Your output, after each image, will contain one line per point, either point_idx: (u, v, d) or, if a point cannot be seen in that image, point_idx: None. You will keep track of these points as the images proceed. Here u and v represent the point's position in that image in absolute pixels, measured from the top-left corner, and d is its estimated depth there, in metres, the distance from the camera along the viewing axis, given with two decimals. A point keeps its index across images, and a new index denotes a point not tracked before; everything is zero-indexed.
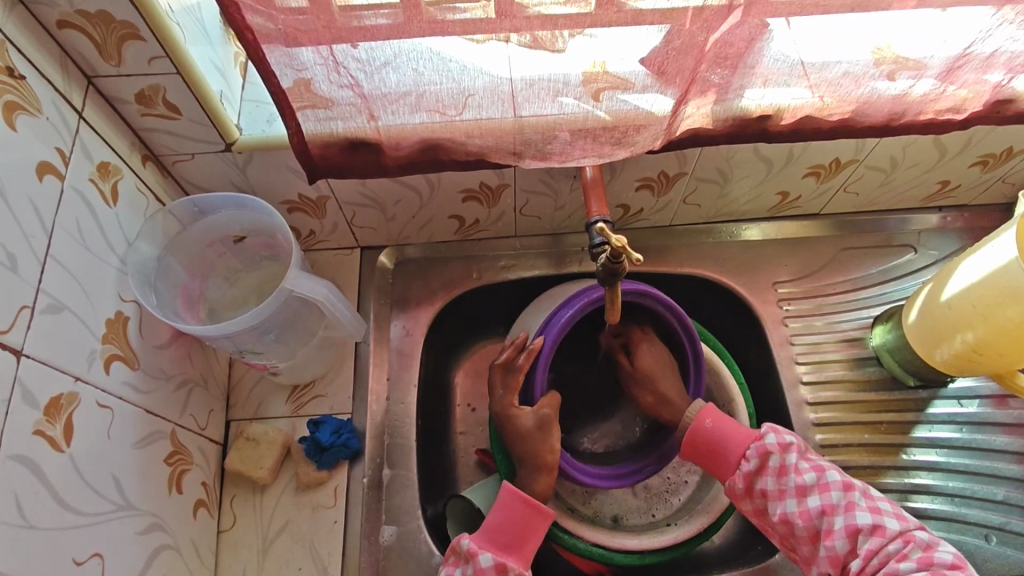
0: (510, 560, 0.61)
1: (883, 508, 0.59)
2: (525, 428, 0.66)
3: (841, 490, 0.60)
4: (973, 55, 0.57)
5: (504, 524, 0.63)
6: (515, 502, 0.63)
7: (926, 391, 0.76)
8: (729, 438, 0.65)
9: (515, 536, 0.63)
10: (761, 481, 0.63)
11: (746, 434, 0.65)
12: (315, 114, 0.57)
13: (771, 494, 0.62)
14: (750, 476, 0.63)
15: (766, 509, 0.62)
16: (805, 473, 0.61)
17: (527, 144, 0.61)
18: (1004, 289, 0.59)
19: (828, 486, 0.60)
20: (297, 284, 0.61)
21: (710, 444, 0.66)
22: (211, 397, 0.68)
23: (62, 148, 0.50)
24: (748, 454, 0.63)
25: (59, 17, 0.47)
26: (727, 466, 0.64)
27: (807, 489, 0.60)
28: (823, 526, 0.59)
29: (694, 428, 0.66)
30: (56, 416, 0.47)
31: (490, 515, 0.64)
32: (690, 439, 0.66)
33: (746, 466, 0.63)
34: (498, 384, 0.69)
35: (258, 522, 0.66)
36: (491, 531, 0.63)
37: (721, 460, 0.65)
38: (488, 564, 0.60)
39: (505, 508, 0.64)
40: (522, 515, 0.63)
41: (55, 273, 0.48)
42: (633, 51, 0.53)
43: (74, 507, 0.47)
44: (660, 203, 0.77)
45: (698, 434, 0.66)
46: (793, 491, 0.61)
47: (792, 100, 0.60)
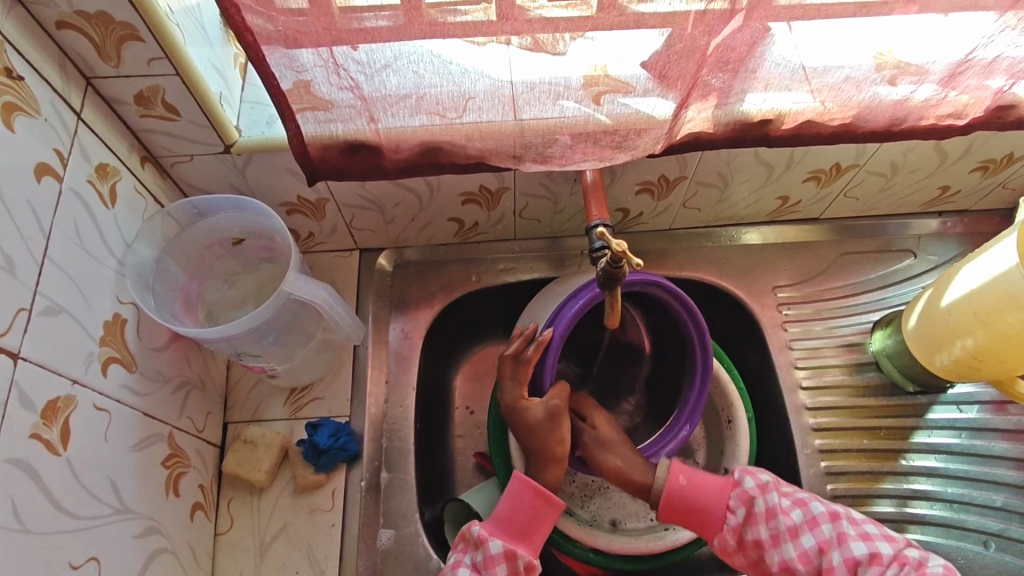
0: (520, 548, 0.61)
1: (871, 531, 0.59)
2: (534, 420, 0.64)
3: (830, 522, 0.59)
4: (974, 61, 0.57)
5: (512, 513, 0.63)
6: (526, 491, 0.63)
7: (925, 397, 0.76)
8: (706, 496, 0.63)
9: (525, 525, 0.63)
10: (751, 530, 0.61)
11: (720, 482, 0.63)
12: (315, 116, 0.57)
13: (765, 541, 0.60)
14: (739, 528, 0.61)
15: (762, 558, 0.61)
16: (791, 512, 0.60)
17: (528, 147, 0.61)
18: (1003, 294, 0.59)
19: (816, 521, 0.60)
20: (296, 287, 0.60)
21: (689, 504, 0.63)
22: (209, 399, 0.67)
23: (60, 149, 0.50)
24: (732, 505, 0.62)
25: (58, 17, 0.46)
26: (714, 524, 0.62)
27: (798, 529, 0.59)
28: (823, 565, 0.58)
29: (669, 494, 0.63)
30: (53, 419, 0.46)
31: (500, 504, 0.64)
32: (668, 504, 0.63)
33: (732, 520, 0.62)
34: (506, 376, 0.66)
35: (256, 525, 0.66)
36: (500, 519, 0.63)
37: (707, 518, 0.62)
38: (497, 551, 0.60)
39: (515, 497, 0.64)
40: (532, 504, 0.63)
41: (53, 275, 0.48)
42: (634, 55, 0.53)
43: (71, 511, 0.47)
44: (660, 207, 0.77)
45: (674, 500, 0.63)
46: (786, 534, 0.59)
47: (793, 104, 0.60)
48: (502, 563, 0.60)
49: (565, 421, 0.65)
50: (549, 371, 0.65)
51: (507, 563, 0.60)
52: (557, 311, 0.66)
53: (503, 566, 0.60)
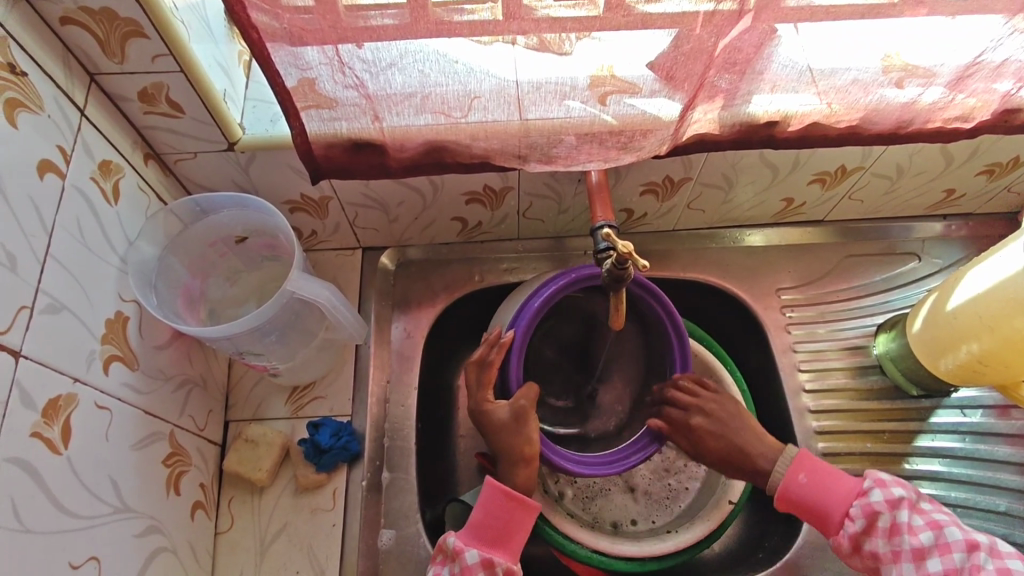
0: (497, 555, 0.61)
1: (1015, 568, 0.52)
2: (499, 421, 0.64)
3: (964, 551, 0.54)
4: (983, 64, 0.56)
5: (487, 519, 0.62)
6: (495, 497, 0.63)
7: (929, 401, 0.76)
8: (830, 497, 0.60)
9: (499, 531, 0.62)
10: (871, 541, 0.58)
11: (848, 487, 0.60)
12: (319, 114, 0.56)
13: (884, 555, 0.57)
14: (858, 536, 0.58)
15: (879, 569, 0.58)
16: (919, 533, 0.56)
17: (533, 147, 0.60)
18: (1010, 299, 0.59)
19: (948, 548, 0.55)
20: (299, 286, 0.60)
21: (809, 501, 0.61)
22: (210, 397, 0.67)
23: (63, 146, 0.49)
24: (853, 514, 0.59)
25: (63, 13, 0.46)
26: (831, 528, 0.60)
27: (925, 551, 0.55)
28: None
29: (789, 485, 0.62)
30: (54, 418, 0.46)
31: (474, 511, 0.64)
32: (788, 500, 0.62)
33: (851, 527, 0.59)
34: (471, 380, 0.66)
35: (256, 524, 0.66)
36: (475, 527, 0.62)
37: (823, 520, 0.60)
38: (473, 562, 0.59)
39: (487, 504, 0.63)
40: (504, 509, 0.62)
41: (55, 272, 0.47)
42: (641, 55, 0.52)
43: (71, 510, 0.47)
44: (664, 208, 0.77)
45: (794, 492, 0.62)
46: (908, 553, 0.56)
47: (800, 106, 0.60)
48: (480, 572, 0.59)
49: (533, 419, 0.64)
50: (516, 374, 0.65)
51: (485, 572, 0.59)
52: (517, 313, 0.66)
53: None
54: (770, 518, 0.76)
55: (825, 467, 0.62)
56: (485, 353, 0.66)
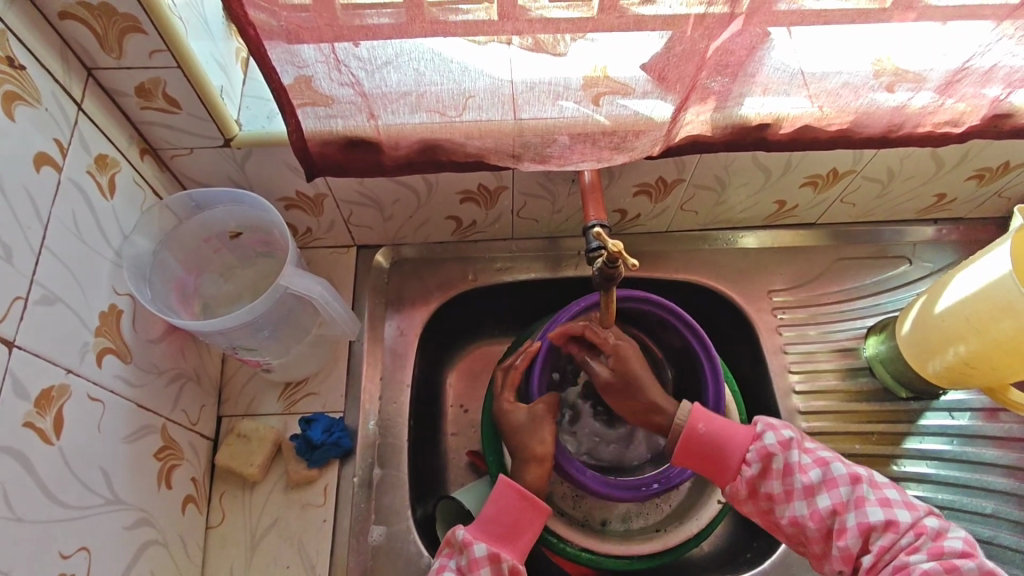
0: (504, 552, 0.60)
1: (891, 497, 0.57)
2: (516, 424, 0.67)
3: (848, 484, 0.57)
4: (971, 70, 0.57)
5: (498, 516, 0.63)
6: (510, 495, 0.63)
7: (917, 403, 0.77)
8: (726, 442, 0.61)
9: (510, 529, 0.62)
10: (766, 483, 0.59)
11: (742, 432, 0.61)
12: (315, 112, 0.57)
13: (777, 496, 0.59)
14: (754, 480, 0.59)
15: (771, 511, 0.59)
16: (809, 471, 0.58)
17: (526, 147, 0.61)
18: (997, 303, 0.59)
19: (835, 482, 0.58)
20: (293, 282, 0.60)
21: (705, 450, 0.61)
22: (203, 392, 0.68)
23: (60, 140, 0.50)
24: (750, 459, 0.60)
25: (61, 8, 0.46)
26: (729, 472, 0.60)
27: (813, 488, 0.58)
28: (835, 525, 0.56)
29: (686, 435, 0.61)
30: (47, 408, 0.46)
31: (486, 507, 0.64)
32: (685, 450, 0.62)
33: (748, 471, 0.60)
34: (497, 383, 0.71)
35: (247, 519, 0.66)
36: (485, 522, 0.62)
37: (725, 467, 0.60)
38: (481, 555, 0.59)
39: (499, 501, 0.63)
40: (518, 508, 0.63)
41: (50, 264, 0.48)
42: (634, 57, 0.53)
43: (62, 500, 0.47)
44: (658, 209, 0.77)
45: (690, 443, 0.61)
46: (800, 491, 0.58)
47: (791, 109, 0.60)
48: (487, 566, 0.59)
49: (547, 425, 0.66)
50: (538, 380, 0.70)
51: (491, 566, 0.59)
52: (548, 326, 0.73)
53: (487, 569, 0.59)
54: None
55: (718, 415, 0.62)
56: (514, 360, 0.71)
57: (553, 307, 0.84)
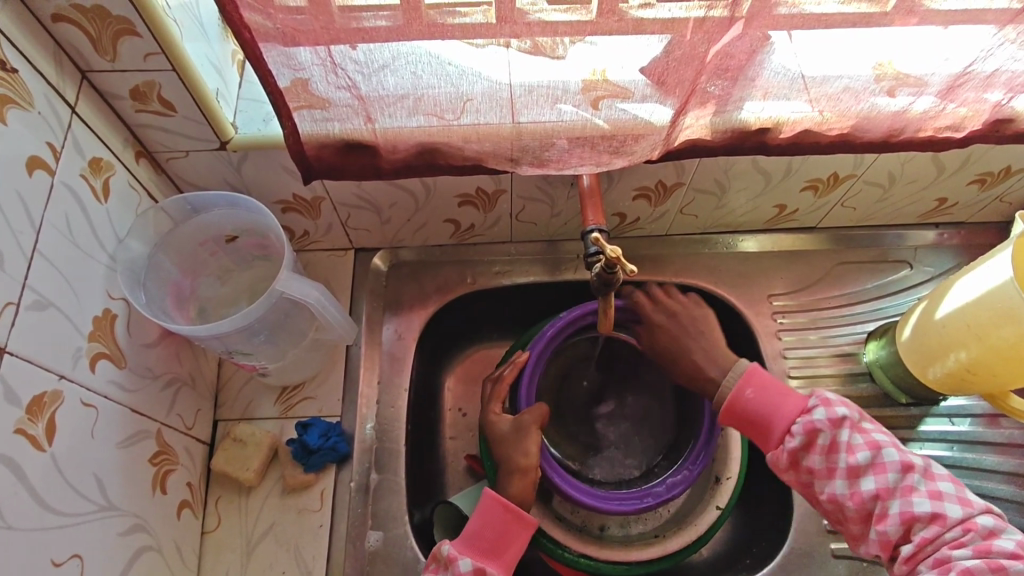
0: (490, 566, 0.59)
1: (944, 490, 0.53)
2: (501, 432, 0.67)
3: (898, 471, 0.54)
4: (973, 74, 0.57)
5: (483, 529, 0.61)
6: (496, 508, 0.61)
7: (917, 409, 0.76)
8: (773, 409, 0.59)
9: (496, 543, 0.61)
10: (808, 458, 0.57)
11: (792, 402, 0.59)
12: (311, 114, 0.56)
13: (818, 472, 0.56)
14: (796, 452, 0.57)
15: (810, 485, 0.57)
16: (858, 453, 0.55)
17: (525, 150, 0.61)
18: (999, 309, 0.59)
19: (884, 467, 0.55)
20: (288, 286, 0.60)
21: (752, 414, 0.60)
22: (199, 397, 0.67)
23: (53, 144, 0.49)
24: (793, 430, 0.58)
25: (54, 10, 0.46)
26: (772, 438, 0.59)
27: (859, 469, 0.55)
28: (876, 510, 0.54)
29: (733, 397, 0.61)
30: (39, 414, 0.46)
31: (471, 521, 0.62)
32: (730, 410, 0.61)
33: (790, 442, 0.57)
34: (486, 395, 0.70)
35: (243, 523, 0.66)
36: (470, 537, 0.61)
37: (765, 433, 0.59)
38: (466, 569, 0.57)
39: (485, 514, 0.62)
40: (503, 521, 0.61)
41: (42, 269, 0.47)
42: (633, 60, 0.52)
43: (54, 507, 0.47)
44: (657, 213, 0.77)
45: (737, 404, 0.61)
46: (844, 472, 0.55)
47: (792, 113, 0.60)
48: None
49: (531, 435, 0.65)
50: (527, 391, 0.69)
51: None
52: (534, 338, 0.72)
53: None
54: (758, 525, 0.76)
55: (772, 384, 0.61)
56: (502, 371, 0.71)
57: (552, 311, 0.84)
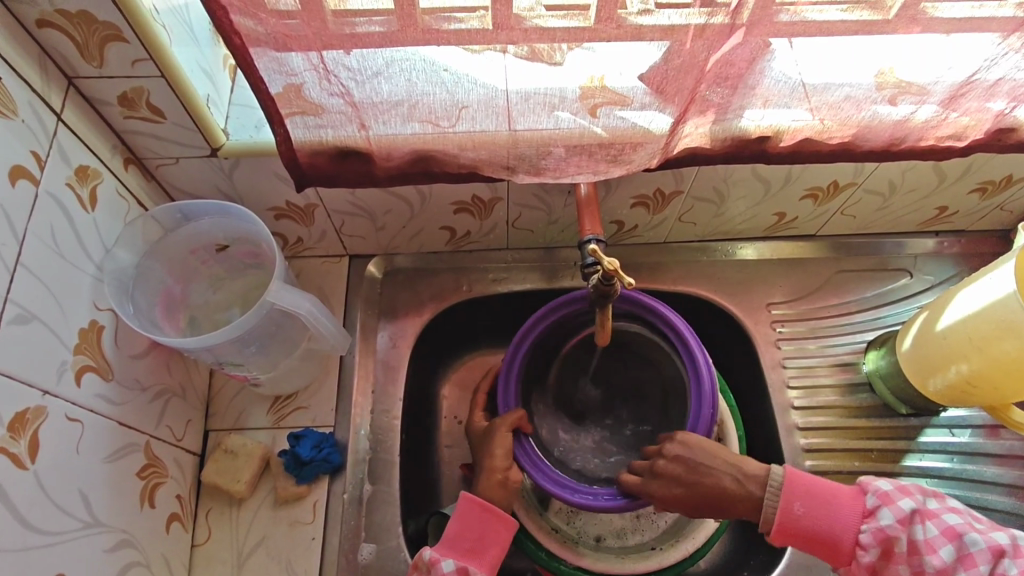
0: (473, 566, 0.58)
1: None
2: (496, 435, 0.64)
3: (990, 561, 0.50)
4: (976, 83, 0.56)
5: (462, 532, 0.61)
6: (472, 510, 0.61)
7: (917, 419, 0.76)
8: (829, 525, 0.55)
9: (475, 544, 0.60)
10: (891, 567, 0.53)
11: (846, 509, 0.55)
12: (304, 121, 0.55)
13: None
14: (874, 565, 0.54)
15: None
16: (940, 550, 0.51)
17: (521, 159, 0.60)
18: (1001, 322, 0.58)
19: (972, 560, 0.50)
20: (280, 297, 0.59)
21: (809, 535, 0.56)
22: (189, 406, 0.66)
23: (38, 152, 0.48)
24: (864, 541, 0.54)
25: (38, 16, 0.45)
26: (843, 555, 0.55)
27: (949, 570, 0.51)
28: None
29: (783, 519, 0.56)
30: (20, 431, 0.45)
31: (449, 525, 0.62)
32: (785, 533, 0.57)
33: (865, 557, 0.54)
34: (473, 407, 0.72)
35: (234, 537, 0.65)
36: (450, 540, 0.60)
37: (832, 550, 0.55)
38: (448, 570, 0.57)
39: (463, 517, 0.61)
40: (480, 521, 0.61)
41: (25, 281, 0.46)
42: (631, 67, 0.51)
43: (37, 527, 0.46)
44: (656, 220, 0.76)
45: (789, 528, 0.56)
46: None
47: (792, 122, 0.59)
48: None
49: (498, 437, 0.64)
50: (505, 397, 0.67)
51: None
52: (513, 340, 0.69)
53: None
54: (756, 536, 0.75)
55: (816, 489, 0.56)
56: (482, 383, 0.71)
57: None
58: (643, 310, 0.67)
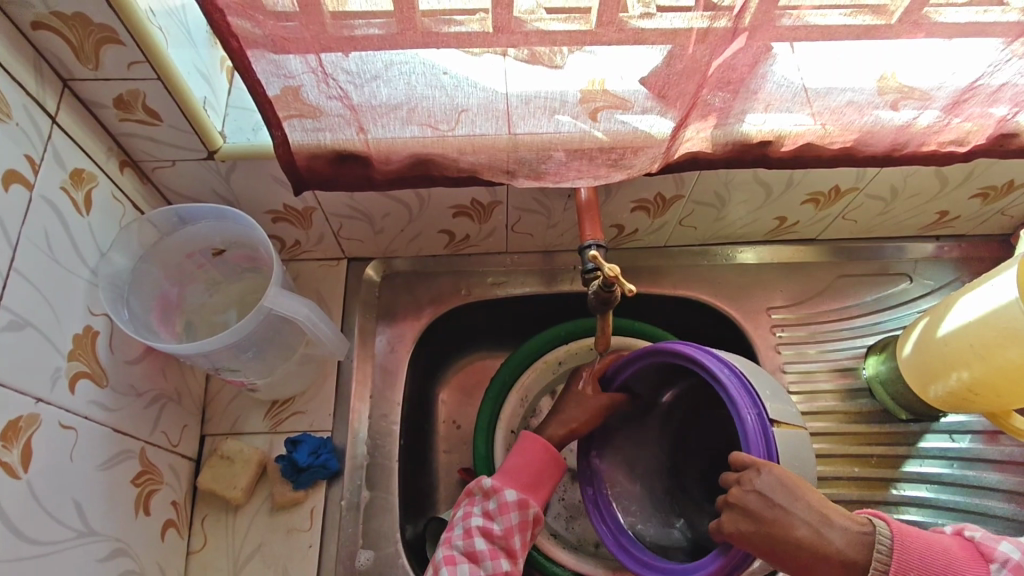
0: (532, 499, 0.59)
1: None
2: None
3: None
4: (980, 89, 0.55)
5: (524, 466, 0.61)
6: (536, 447, 0.61)
7: (918, 425, 0.75)
8: None
9: (536, 479, 0.61)
10: None
11: None
12: (302, 124, 0.55)
13: None
14: None
15: None
16: None
17: (521, 163, 0.59)
18: (1002, 329, 0.58)
19: None
20: (277, 302, 0.58)
21: None
22: (185, 412, 0.65)
23: (31, 156, 0.48)
24: None
25: (33, 18, 0.44)
26: None
27: None
28: None
29: None
30: (14, 440, 0.44)
31: (511, 458, 0.62)
32: None
33: None
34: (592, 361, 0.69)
35: (230, 543, 0.64)
36: (510, 471, 0.61)
37: None
38: (512, 500, 0.58)
39: (524, 452, 0.62)
40: (541, 460, 0.61)
41: (19, 287, 0.46)
42: (632, 71, 0.51)
43: (31, 537, 0.45)
44: (656, 224, 0.76)
45: None
46: None
47: (793, 126, 0.59)
48: (515, 512, 0.58)
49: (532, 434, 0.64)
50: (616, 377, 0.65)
51: (519, 512, 0.58)
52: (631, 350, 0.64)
53: (515, 515, 0.58)
54: None
55: (932, 560, 0.48)
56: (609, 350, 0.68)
57: (548, 323, 0.82)
58: (697, 365, 0.57)
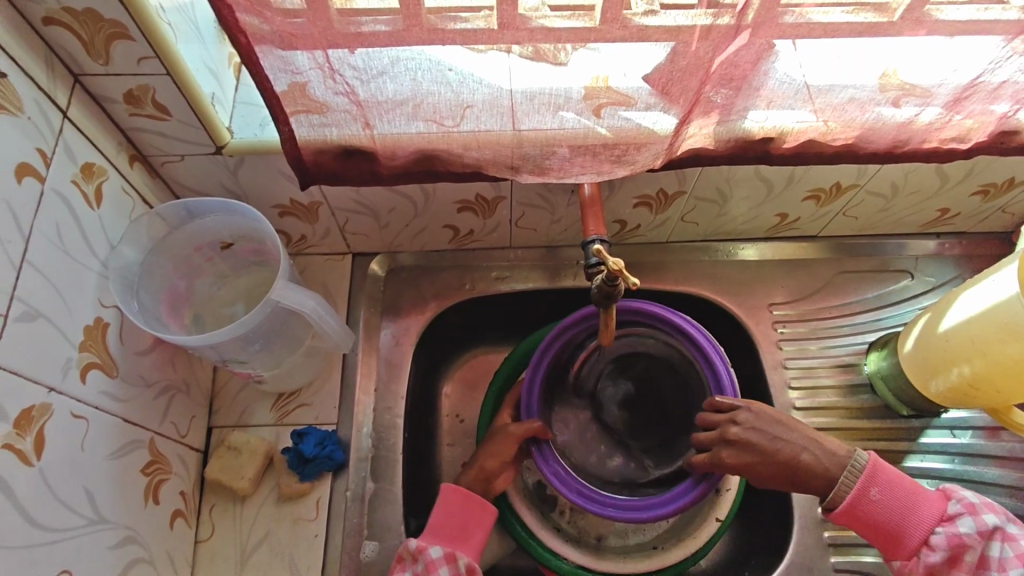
0: (459, 551, 0.61)
1: None
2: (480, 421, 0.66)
3: None
4: (981, 86, 0.56)
5: (446, 521, 0.63)
6: (455, 499, 0.63)
7: (918, 420, 0.76)
8: (905, 522, 0.57)
9: (460, 531, 0.62)
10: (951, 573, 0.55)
11: (929, 511, 0.57)
12: (309, 120, 0.55)
13: None
14: (937, 567, 0.56)
15: None
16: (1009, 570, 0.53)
17: (525, 159, 0.60)
18: (1003, 325, 0.58)
19: None
20: (284, 295, 0.59)
21: (877, 521, 0.58)
22: (193, 402, 0.66)
23: (43, 149, 0.48)
24: (935, 543, 0.56)
25: (45, 14, 0.45)
26: (904, 549, 0.57)
27: None
28: None
29: (859, 497, 0.58)
30: (26, 428, 0.45)
31: (432, 516, 0.64)
32: (854, 510, 0.58)
33: (930, 556, 0.56)
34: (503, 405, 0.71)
35: (238, 533, 0.65)
36: (435, 528, 0.62)
37: (896, 542, 0.58)
38: (437, 556, 0.59)
39: (445, 506, 0.63)
40: (464, 510, 0.63)
41: (31, 278, 0.46)
42: (636, 68, 0.51)
43: (43, 523, 0.46)
44: (658, 220, 0.76)
45: (862, 506, 0.58)
46: None
47: (795, 123, 0.59)
48: (445, 566, 0.59)
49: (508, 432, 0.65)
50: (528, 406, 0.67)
51: (448, 566, 0.59)
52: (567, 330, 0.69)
53: (445, 570, 0.59)
54: (757, 539, 0.75)
55: (902, 484, 0.58)
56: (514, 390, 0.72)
57: (551, 318, 0.83)
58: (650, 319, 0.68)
